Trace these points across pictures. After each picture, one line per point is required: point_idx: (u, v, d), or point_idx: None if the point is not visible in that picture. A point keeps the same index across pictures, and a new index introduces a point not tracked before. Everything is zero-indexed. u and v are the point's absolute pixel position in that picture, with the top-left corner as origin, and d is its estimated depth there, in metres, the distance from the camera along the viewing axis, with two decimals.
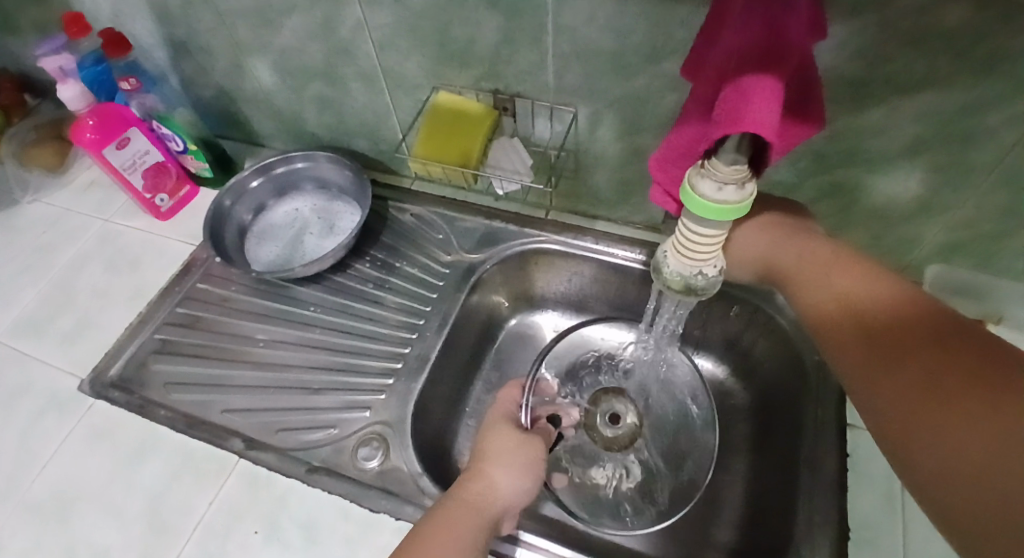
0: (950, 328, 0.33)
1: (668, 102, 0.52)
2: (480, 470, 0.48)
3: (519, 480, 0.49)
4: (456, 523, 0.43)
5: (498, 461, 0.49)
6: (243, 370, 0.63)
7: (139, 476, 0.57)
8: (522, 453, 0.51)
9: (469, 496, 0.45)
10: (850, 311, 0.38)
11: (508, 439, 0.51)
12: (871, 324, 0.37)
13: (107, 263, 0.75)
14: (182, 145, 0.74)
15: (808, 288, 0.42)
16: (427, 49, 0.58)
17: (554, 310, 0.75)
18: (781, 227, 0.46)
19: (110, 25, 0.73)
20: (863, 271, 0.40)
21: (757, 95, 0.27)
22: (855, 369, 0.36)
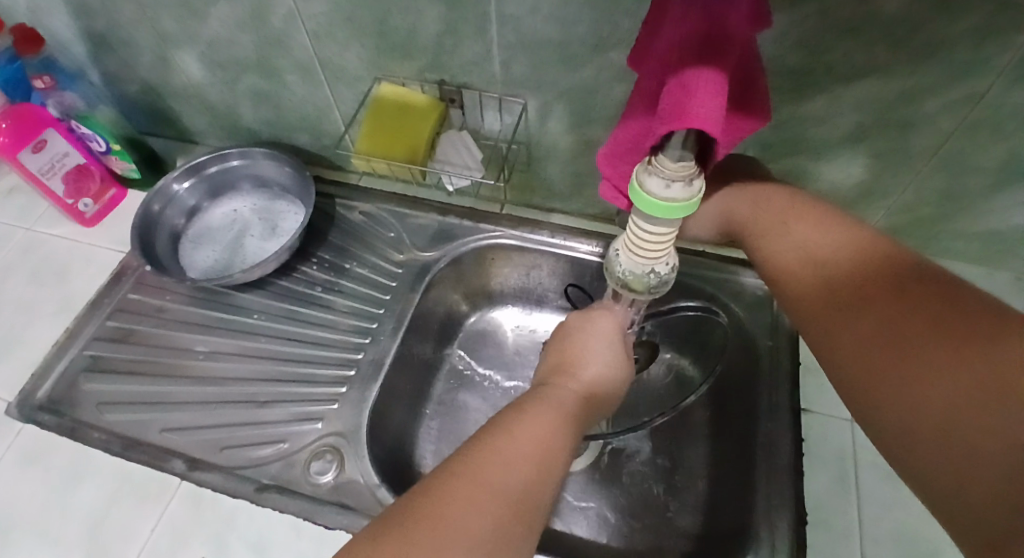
0: (911, 271, 0.33)
1: (618, 93, 0.51)
2: (571, 375, 0.44)
3: (605, 396, 0.44)
4: (552, 419, 0.38)
5: (594, 371, 0.44)
6: (183, 385, 0.60)
7: (74, 506, 0.53)
8: (618, 368, 0.46)
9: (561, 399, 0.40)
10: (812, 266, 0.39)
11: (610, 349, 0.46)
12: (834, 275, 0.37)
13: (28, 276, 0.69)
14: (105, 145, 0.68)
15: (768, 244, 0.43)
16: (366, 39, 0.55)
17: (514, 306, 0.73)
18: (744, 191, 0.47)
19: (14, 15, 0.66)
20: (823, 224, 0.40)
21: (701, 89, 0.26)
22: (818, 319, 0.36)
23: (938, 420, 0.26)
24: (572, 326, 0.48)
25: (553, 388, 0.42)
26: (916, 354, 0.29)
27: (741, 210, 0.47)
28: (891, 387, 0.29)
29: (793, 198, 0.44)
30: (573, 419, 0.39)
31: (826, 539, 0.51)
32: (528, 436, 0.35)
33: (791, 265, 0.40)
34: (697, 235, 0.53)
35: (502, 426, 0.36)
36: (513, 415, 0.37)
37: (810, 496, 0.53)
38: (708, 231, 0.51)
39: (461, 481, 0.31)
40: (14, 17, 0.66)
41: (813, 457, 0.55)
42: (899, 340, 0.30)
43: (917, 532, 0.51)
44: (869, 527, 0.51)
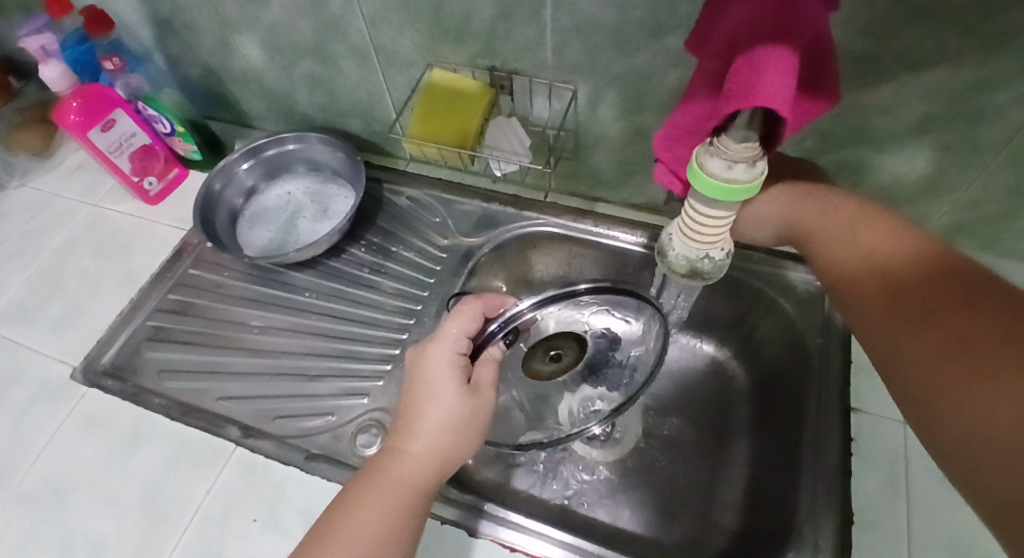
0: (980, 289, 0.33)
1: (671, 79, 0.51)
2: (405, 444, 0.43)
3: (453, 447, 0.43)
4: (365, 513, 0.40)
5: (425, 431, 0.42)
6: (238, 357, 0.62)
7: (134, 465, 0.56)
8: (462, 416, 0.43)
9: (385, 477, 0.41)
10: (874, 277, 0.39)
11: (445, 403, 0.43)
12: (897, 289, 0.37)
13: (97, 249, 0.73)
14: (170, 126, 0.71)
15: (828, 249, 0.43)
16: (421, 24, 0.56)
17: None
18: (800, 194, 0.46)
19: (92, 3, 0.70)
20: (888, 234, 0.40)
21: (771, 68, 0.26)
22: (879, 331, 0.37)
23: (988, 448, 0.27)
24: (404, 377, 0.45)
25: (382, 459, 0.42)
26: (972, 379, 0.29)
27: (798, 213, 0.46)
28: (947, 410, 0.30)
29: (854, 205, 0.43)
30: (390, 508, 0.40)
31: (871, 539, 0.50)
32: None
33: (855, 271, 0.40)
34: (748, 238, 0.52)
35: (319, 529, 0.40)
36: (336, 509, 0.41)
37: (855, 496, 0.52)
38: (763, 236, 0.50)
39: None
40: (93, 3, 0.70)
41: (860, 457, 0.54)
42: (959, 362, 0.31)
43: (969, 539, 0.50)
44: (917, 530, 0.50)
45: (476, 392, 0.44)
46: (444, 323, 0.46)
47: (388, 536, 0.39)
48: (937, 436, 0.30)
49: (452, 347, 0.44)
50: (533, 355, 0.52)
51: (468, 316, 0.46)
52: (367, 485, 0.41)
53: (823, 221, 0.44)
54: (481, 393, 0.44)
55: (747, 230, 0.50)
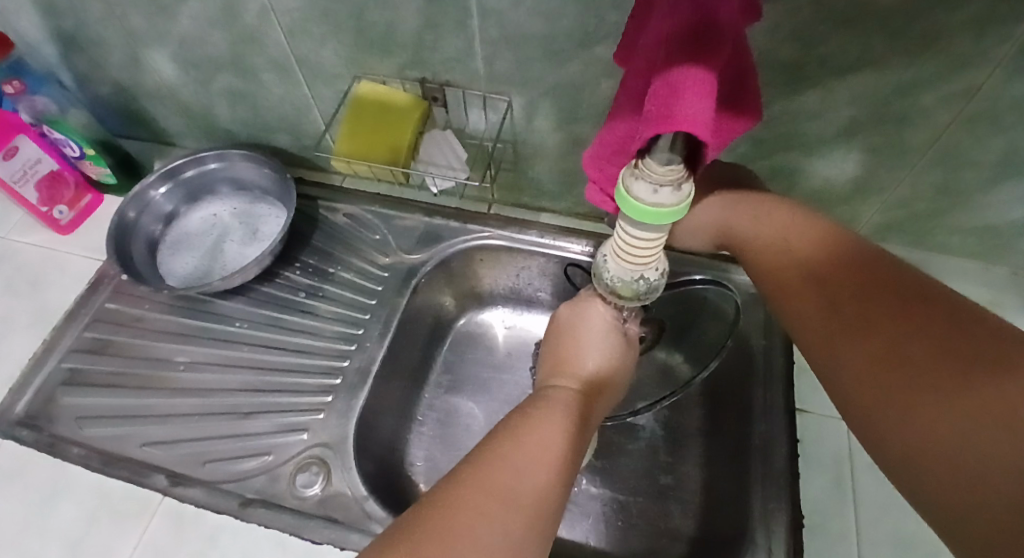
0: (911, 291, 0.32)
1: (606, 88, 0.49)
2: (572, 374, 0.43)
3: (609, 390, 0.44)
4: (562, 420, 0.37)
5: (590, 366, 0.44)
6: (163, 398, 0.57)
7: (54, 522, 0.53)
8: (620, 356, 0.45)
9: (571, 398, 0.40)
10: (810, 282, 0.38)
11: (609, 340, 0.45)
12: (831, 292, 0.36)
13: (5, 288, 0.67)
14: (78, 150, 0.65)
15: (765, 257, 0.42)
16: (344, 35, 0.53)
17: (503, 306, 0.72)
18: (736, 201, 0.46)
19: None
20: (822, 238, 0.39)
21: (688, 89, 0.24)
22: (817, 338, 0.35)
23: (936, 456, 0.25)
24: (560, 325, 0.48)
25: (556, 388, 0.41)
26: (912, 385, 0.28)
27: (737, 219, 0.45)
28: (889, 418, 0.28)
29: (789, 209, 0.43)
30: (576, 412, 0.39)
31: (823, 543, 0.50)
32: (540, 435, 0.35)
33: (790, 278, 0.40)
34: (689, 246, 0.52)
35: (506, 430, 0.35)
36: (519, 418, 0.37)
37: (806, 500, 0.52)
38: (703, 242, 0.50)
39: (475, 485, 0.30)
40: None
41: (809, 460, 0.54)
42: (896, 368, 0.29)
43: (915, 534, 0.51)
44: (867, 530, 0.51)
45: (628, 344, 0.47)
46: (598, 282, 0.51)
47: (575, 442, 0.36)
48: (884, 444, 0.29)
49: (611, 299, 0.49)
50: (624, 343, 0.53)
51: None
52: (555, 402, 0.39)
53: (760, 226, 0.43)
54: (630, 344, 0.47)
55: (688, 235, 0.49)
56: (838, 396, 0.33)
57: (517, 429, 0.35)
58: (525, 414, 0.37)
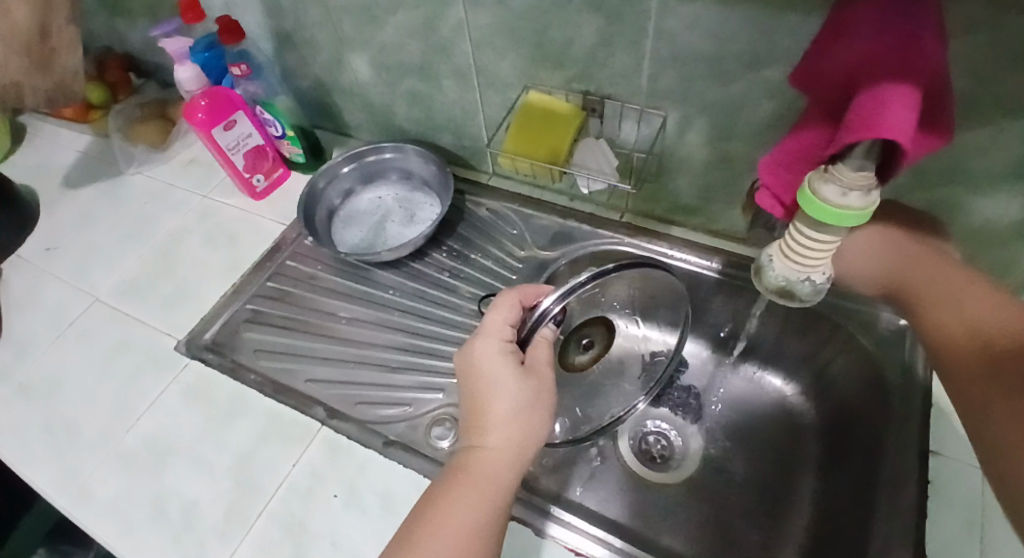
0: None
1: (763, 110, 0.53)
2: (481, 432, 0.45)
3: (528, 424, 0.46)
4: (468, 498, 0.42)
5: (498, 415, 0.45)
6: (326, 344, 0.67)
7: (231, 436, 0.60)
8: (528, 398, 0.45)
9: (474, 467, 0.44)
10: (974, 340, 0.44)
11: (508, 385, 0.45)
12: (994, 355, 0.43)
13: (204, 238, 0.79)
14: (281, 130, 0.77)
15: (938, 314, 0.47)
16: (524, 49, 0.61)
17: None
18: (904, 245, 0.51)
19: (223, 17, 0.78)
20: (995, 301, 0.44)
21: (893, 103, 0.28)
22: (971, 391, 0.43)
23: None
24: (461, 376, 0.48)
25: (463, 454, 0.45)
26: None
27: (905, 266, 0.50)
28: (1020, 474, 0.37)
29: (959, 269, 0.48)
30: (481, 487, 0.43)
31: None
32: (447, 526, 0.41)
33: (952, 332, 0.46)
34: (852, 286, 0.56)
35: (413, 526, 0.42)
36: (425, 509, 0.43)
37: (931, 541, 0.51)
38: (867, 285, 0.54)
39: None
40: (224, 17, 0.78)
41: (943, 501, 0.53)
42: None
43: None
44: None
45: (532, 373, 0.46)
46: (487, 314, 0.49)
47: (482, 515, 0.42)
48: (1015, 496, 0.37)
49: (496, 333, 0.48)
50: (568, 348, 0.56)
51: (507, 307, 0.49)
52: (455, 478, 0.44)
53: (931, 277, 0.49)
54: (539, 373, 0.47)
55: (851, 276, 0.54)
56: (991, 453, 0.40)
57: (422, 522, 0.42)
58: (435, 499, 0.43)
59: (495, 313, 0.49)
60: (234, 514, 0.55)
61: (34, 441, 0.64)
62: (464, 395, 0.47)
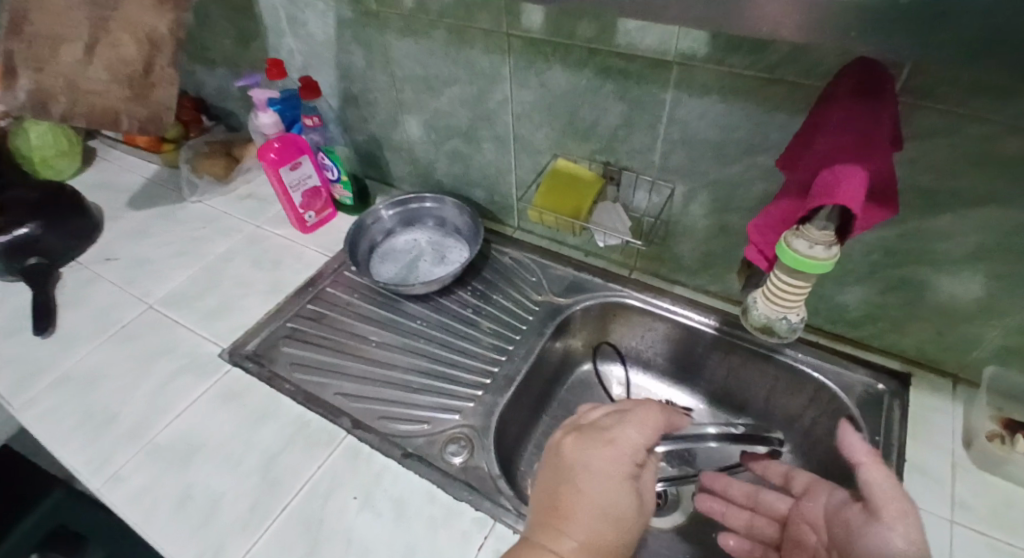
0: None
1: (756, 188, 0.63)
2: (561, 533, 0.44)
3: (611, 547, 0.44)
4: None
5: (591, 523, 0.44)
6: (357, 362, 0.75)
7: (262, 436, 0.67)
8: (629, 521, 0.45)
9: None
10: None
11: (618, 500, 0.46)
12: None
13: (253, 261, 0.88)
14: (337, 174, 0.89)
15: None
16: (556, 123, 0.72)
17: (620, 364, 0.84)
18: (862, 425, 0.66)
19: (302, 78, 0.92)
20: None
21: (847, 179, 0.37)
22: None
23: None
24: (565, 465, 0.48)
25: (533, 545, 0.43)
26: None
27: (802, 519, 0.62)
28: None
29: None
30: None
31: None
32: None
33: None
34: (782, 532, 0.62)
35: None
36: None
37: None
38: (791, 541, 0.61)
39: None
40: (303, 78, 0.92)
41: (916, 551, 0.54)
42: None
43: None
44: None
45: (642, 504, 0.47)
46: (622, 428, 0.50)
47: None
48: None
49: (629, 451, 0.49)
50: None
51: (651, 426, 0.51)
52: None
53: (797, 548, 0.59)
54: (643, 506, 0.48)
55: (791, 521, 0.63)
56: None
57: None
58: None
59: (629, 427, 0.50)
60: (257, 507, 0.60)
61: (70, 429, 0.68)
62: (553, 484, 0.47)
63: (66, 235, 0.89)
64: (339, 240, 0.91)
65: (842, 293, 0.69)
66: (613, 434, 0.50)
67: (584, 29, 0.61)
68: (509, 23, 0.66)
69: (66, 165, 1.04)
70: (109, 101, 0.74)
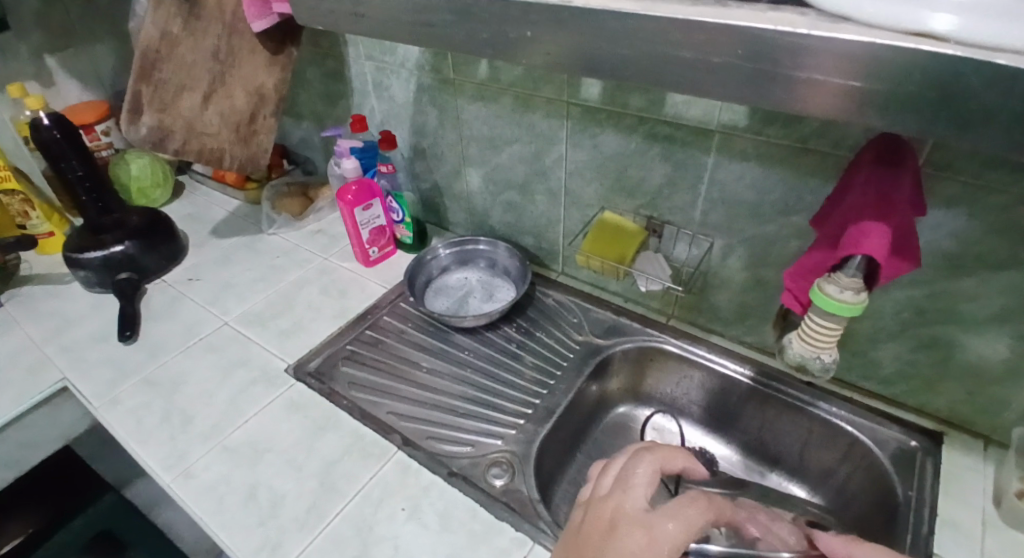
0: None
1: (790, 247, 0.69)
2: None
3: None
4: None
5: None
6: (409, 386, 0.81)
7: (321, 445, 0.73)
8: None
9: None
10: None
11: None
12: None
13: (322, 289, 0.98)
14: (402, 216, 1.00)
15: None
16: (605, 180, 0.80)
17: (655, 409, 0.88)
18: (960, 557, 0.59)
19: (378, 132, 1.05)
20: None
21: (871, 233, 0.43)
22: None
23: None
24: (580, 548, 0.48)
25: None
26: None
27: None
28: None
29: None
30: None
31: None
32: None
33: None
34: None
35: None
36: None
37: None
38: None
39: None
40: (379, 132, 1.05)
41: None
42: None
43: None
44: None
45: None
46: (660, 520, 0.46)
47: None
48: None
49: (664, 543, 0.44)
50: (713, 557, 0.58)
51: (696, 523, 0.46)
52: None
53: None
54: None
55: None
56: None
57: None
58: None
59: (648, 529, 0.45)
60: (314, 508, 0.65)
61: (153, 426, 0.76)
62: None
63: (161, 257, 1.00)
64: (399, 275, 1.00)
65: (874, 349, 0.72)
66: (648, 520, 0.46)
67: (636, 101, 0.70)
68: (569, 94, 0.76)
69: (160, 195, 1.16)
70: (218, 141, 0.88)
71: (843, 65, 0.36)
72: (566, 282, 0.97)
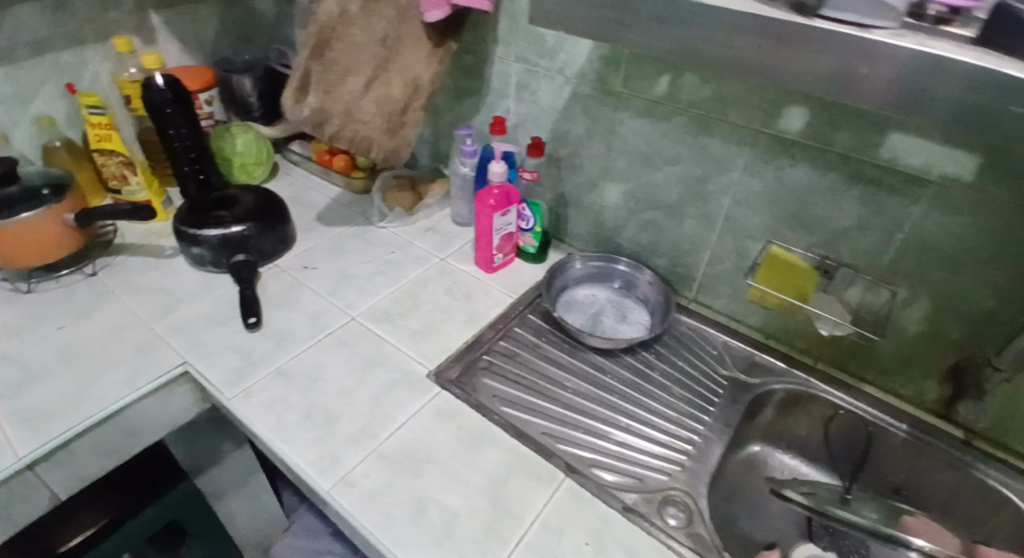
0: None
1: (981, 305, 0.69)
2: None
3: None
4: None
5: None
6: (558, 405, 0.78)
7: (482, 462, 0.69)
8: None
9: None
10: None
11: None
12: None
13: (445, 290, 0.94)
14: (532, 224, 0.97)
15: None
16: (778, 214, 0.79)
17: (783, 453, 0.88)
18: None
19: (510, 134, 1.01)
20: None
21: None
22: None
23: None
24: None
25: None
26: None
27: None
28: None
29: None
30: None
31: None
32: None
33: None
34: None
35: None
36: None
37: None
38: None
39: None
40: (511, 135, 1.02)
41: None
42: None
43: None
44: None
45: None
46: None
47: None
48: None
49: None
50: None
51: None
52: None
53: None
54: None
55: None
56: None
57: None
58: None
59: None
60: (492, 533, 0.62)
61: (295, 424, 0.71)
62: None
63: (274, 239, 0.96)
64: (522, 284, 0.97)
65: None
66: None
67: (845, 139, 0.69)
68: (763, 122, 0.74)
69: (261, 173, 1.13)
70: (368, 130, 0.82)
71: (966, 89, 0.39)
72: (698, 310, 0.96)
